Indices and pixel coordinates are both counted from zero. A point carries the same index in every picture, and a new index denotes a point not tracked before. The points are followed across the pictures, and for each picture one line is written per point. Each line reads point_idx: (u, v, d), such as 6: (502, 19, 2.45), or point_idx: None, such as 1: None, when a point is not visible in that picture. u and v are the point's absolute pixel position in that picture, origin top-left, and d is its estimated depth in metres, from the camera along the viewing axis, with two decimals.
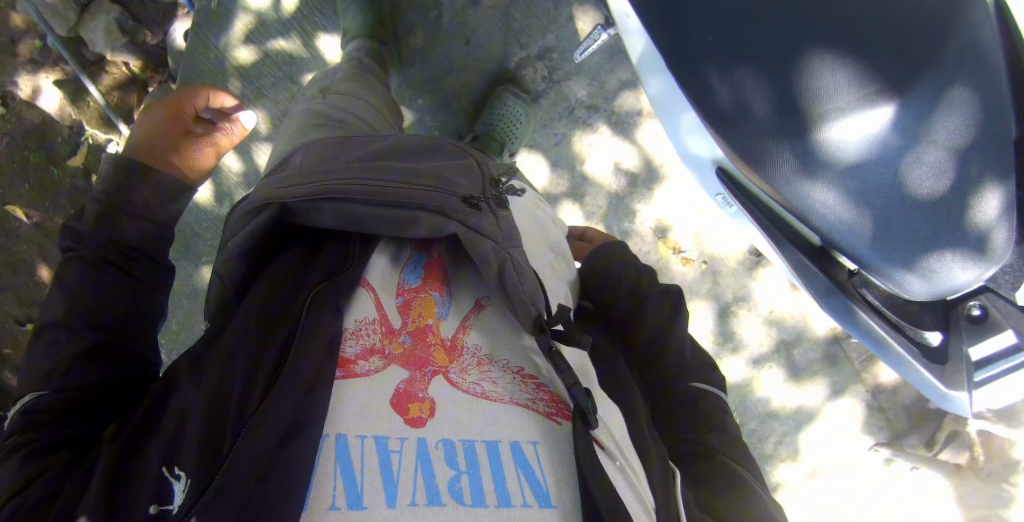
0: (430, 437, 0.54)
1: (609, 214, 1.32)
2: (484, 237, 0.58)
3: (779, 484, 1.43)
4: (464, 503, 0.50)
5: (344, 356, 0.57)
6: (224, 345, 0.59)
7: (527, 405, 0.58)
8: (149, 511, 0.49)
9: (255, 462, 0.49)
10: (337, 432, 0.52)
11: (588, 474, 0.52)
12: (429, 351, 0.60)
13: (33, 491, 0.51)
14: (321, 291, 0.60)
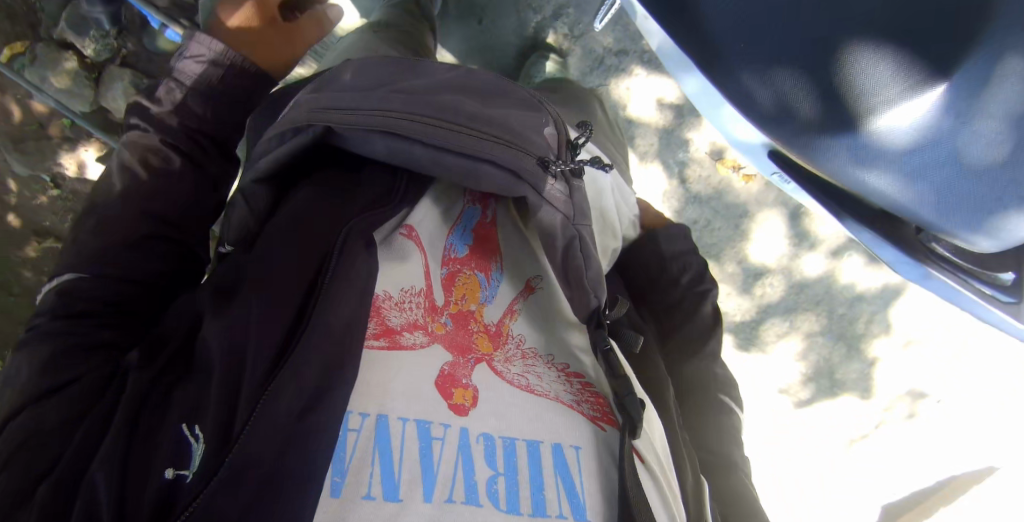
0: (472, 427, 0.52)
1: (662, 148, 1.28)
2: (557, 208, 0.58)
3: (875, 361, 1.46)
4: (500, 507, 0.48)
5: (389, 326, 0.55)
6: (248, 291, 0.53)
7: (573, 405, 0.57)
8: (165, 477, 0.44)
9: (277, 436, 0.45)
10: (378, 412, 0.49)
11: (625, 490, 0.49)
12: (471, 338, 0.60)
13: (56, 406, 0.53)
14: (348, 230, 0.55)
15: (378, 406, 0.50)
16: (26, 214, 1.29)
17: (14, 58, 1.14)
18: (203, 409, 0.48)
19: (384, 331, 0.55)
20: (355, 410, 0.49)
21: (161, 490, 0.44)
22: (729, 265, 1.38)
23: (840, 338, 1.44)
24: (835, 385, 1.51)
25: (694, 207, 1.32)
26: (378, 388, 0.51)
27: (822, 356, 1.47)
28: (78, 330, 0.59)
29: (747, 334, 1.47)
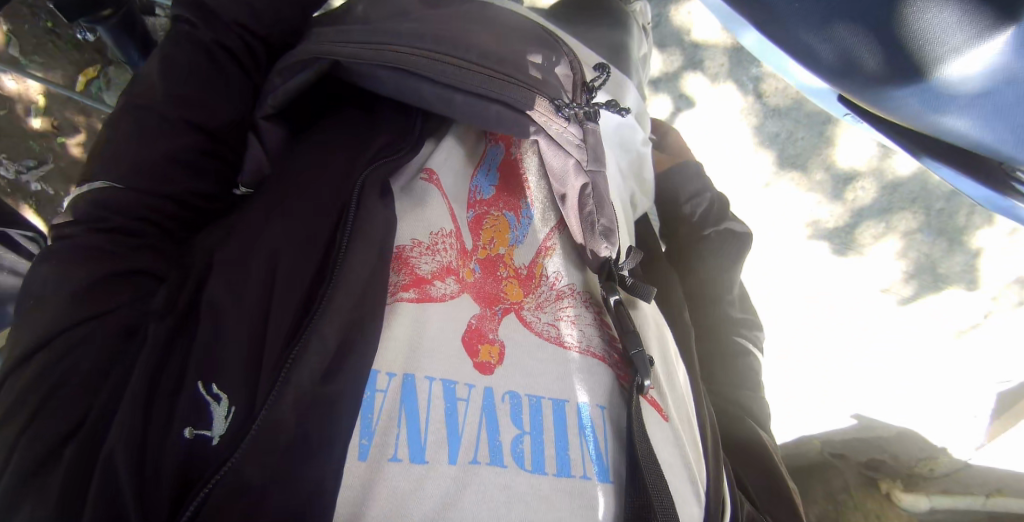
0: (497, 387, 0.50)
1: (734, 68, 1.16)
2: (568, 152, 0.53)
3: (980, 250, 1.21)
4: (524, 467, 0.47)
5: (419, 275, 0.53)
6: (266, 244, 0.51)
7: (601, 357, 0.55)
8: (184, 436, 0.45)
9: (298, 406, 0.43)
10: (404, 372, 0.48)
11: (641, 465, 0.47)
12: (500, 287, 0.56)
13: (90, 343, 0.51)
14: (365, 178, 0.52)
15: (404, 364, 0.48)
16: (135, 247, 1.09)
17: (90, 84, 1.02)
18: (222, 369, 0.47)
19: (413, 281, 0.52)
20: (382, 370, 0.47)
21: (183, 449, 0.44)
22: (815, 173, 1.21)
23: (940, 233, 1.21)
24: (938, 279, 1.26)
25: (774, 120, 1.18)
26: (403, 346, 0.49)
27: (921, 255, 1.24)
28: (113, 253, 0.55)
29: (841, 238, 1.26)
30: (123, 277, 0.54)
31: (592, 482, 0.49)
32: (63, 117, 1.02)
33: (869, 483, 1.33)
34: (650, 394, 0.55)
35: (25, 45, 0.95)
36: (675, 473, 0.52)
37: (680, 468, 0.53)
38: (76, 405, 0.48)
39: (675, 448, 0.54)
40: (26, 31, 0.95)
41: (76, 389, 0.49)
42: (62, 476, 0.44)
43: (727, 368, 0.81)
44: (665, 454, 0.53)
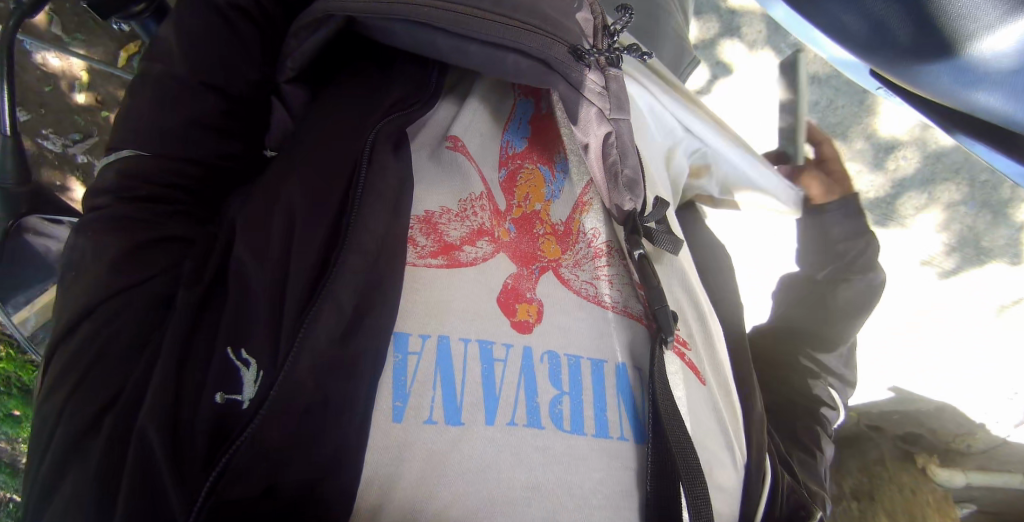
0: (535, 347, 0.49)
1: (772, 34, 1.11)
2: (589, 100, 0.50)
3: None
4: (562, 428, 0.46)
5: (447, 242, 0.52)
6: (281, 203, 0.51)
7: (637, 317, 0.53)
8: (216, 400, 0.46)
9: (315, 366, 0.43)
10: (439, 333, 0.47)
11: (668, 432, 0.45)
12: (536, 244, 0.54)
13: (127, 310, 0.52)
14: (377, 131, 0.51)
15: (438, 326, 0.48)
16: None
17: (131, 60, 1.01)
18: (250, 333, 0.48)
19: (441, 249, 0.51)
20: (415, 333, 0.47)
21: (214, 413, 0.46)
22: (856, 142, 1.16)
23: (984, 205, 1.15)
24: (982, 253, 1.18)
25: (815, 87, 1.14)
26: (434, 307, 0.48)
27: (964, 227, 1.17)
28: (140, 220, 0.55)
29: (882, 210, 1.19)
30: (159, 242, 0.55)
31: (629, 443, 0.48)
32: (106, 91, 1.02)
33: (903, 457, 1.20)
34: (687, 356, 0.53)
35: (67, 23, 0.96)
36: (711, 439, 0.51)
37: (717, 434, 0.52)
38: (118, 373, 0.49)
39: (711, 412, 0.53)
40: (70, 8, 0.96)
41: (117, 356, 0.50)
42: (106, 440, 0.46)
43: (799, 394, 0.80)
44: (702, 420, 0.51)
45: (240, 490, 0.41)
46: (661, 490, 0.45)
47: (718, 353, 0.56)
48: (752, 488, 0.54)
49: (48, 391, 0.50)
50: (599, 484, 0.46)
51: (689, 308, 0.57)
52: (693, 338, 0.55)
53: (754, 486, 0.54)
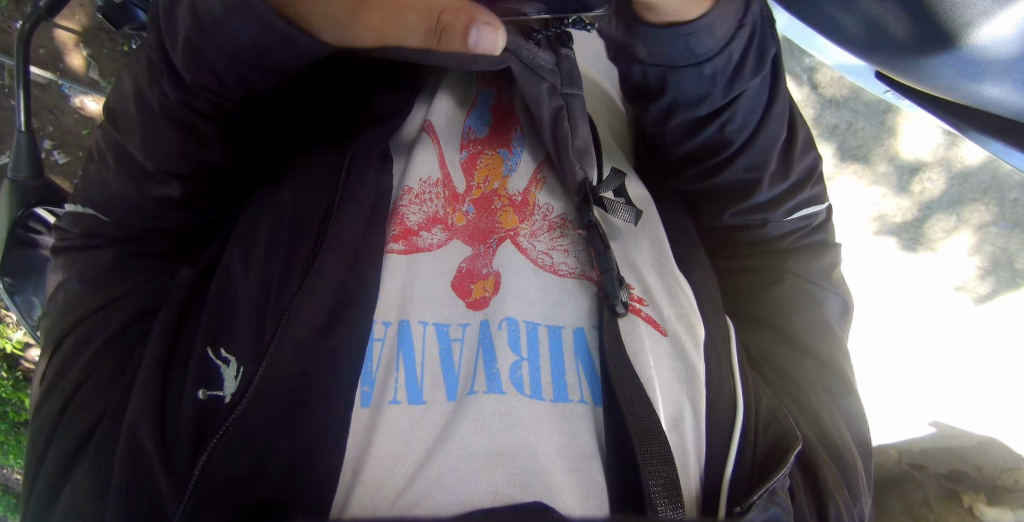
0: (492, 317, 0.52)
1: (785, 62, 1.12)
2: (541, 76, 0.53)
3: None
4: (523, 392, 0.49)
5: (407, 226, 0.55)
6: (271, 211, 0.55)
7: (582, 273, 0.55)
8: (198, 397, 0.48)
9: (299, 352, 0.46)
10: (399, 319, 0.51)
11: (619, 389, 0.46)
12: (493, 218, 0.57)
13: (106, 329, 0.59)
14: (357, 146, 0.55)
15: (398, 312, 0.51)
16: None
17: None
18: (232, 335, 0.50)
19: (401, 233, 0.54)
20: (378, 320, 0.50)
21: (197, 408, 0.47)
22: (878, 166, 1.15)
23: (1016, 225, 1.12)
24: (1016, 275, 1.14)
25: (832, 111, 1.13)
26: (396, 297, 0.52)
27: (997, 249, 1.14)
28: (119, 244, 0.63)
29: (910, 233, 1.16)
30: (139, 257, 0.63)
31: (589, 407, 0.49)
32: None
33: (949, 496, 0.94)
34: (643, 311, 0.53)
35: (104, 68, 1.02)
36: (670, 382, 0.50)
37: (676, 383, 0.50)
38: (106, 378, 0.57)
39: (676, 366, 0.50)
40: (107, 55, 1.02)
41: (105, 348, 0.59)
42: (99, 435, 0.53)
43: (824, 426, 0.60)
44: (664, 368, 0.50)
45: (229, 469, 0.43)
46: (614, 454, 0.47)
47: (681, 296, 0.54)
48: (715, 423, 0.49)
49: (52, 381, 0.60)
50: (561, 449, 0.47)
51: (651, 259, 0.56)
52: (650, 292, 0.54)
53: (715, 419, 0.49)
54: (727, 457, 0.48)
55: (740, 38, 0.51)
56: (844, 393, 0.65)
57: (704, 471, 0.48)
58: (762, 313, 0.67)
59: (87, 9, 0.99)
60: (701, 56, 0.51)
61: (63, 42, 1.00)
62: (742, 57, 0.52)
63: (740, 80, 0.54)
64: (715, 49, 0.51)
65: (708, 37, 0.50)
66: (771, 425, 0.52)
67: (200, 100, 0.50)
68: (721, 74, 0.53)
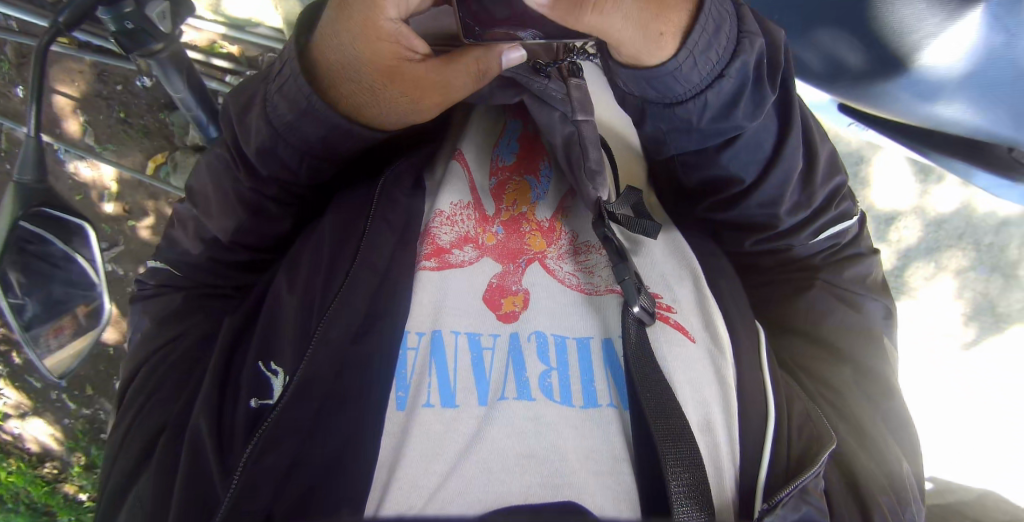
0: (522, 331, 0.53)
1: None
2: (554, 106, 0.54)
3: None
4: (553, 399, 0.50)
5: (439, 245, 0.55)
6: (311, 241, 0.58)
7: (610, 287, 0.54)
8: (251, 405, 0.50)
9: (335, 360, 0.49)
10: (431, 329, 0.52)
11: (643, 394, 0.46)
12: (523, 240, 0.57)
13: (169, 357, 0.65)
14: (395, 170, 0.56)
15: (431, 322, 0.52)
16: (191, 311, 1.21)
17: (159, 169, 1.13)
18: (277, 350, 0.53)
19: (434, 251, 0.55)
20: (412, 330, 0.52)
21: (250, 415, 0.50)
22: None
23: (994, 269, 1.14)
24: (1000, 319, 1.16)
25: None
26: (427, 308, 0.53)
27: (977, 294, 1.15)
28: (191, 295, 0.68)
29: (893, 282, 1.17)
30: (205, 298, 0.68)
31: (617, 410, 0.50)
32: (133, 201, 1.18)
33: None
34: (670, 317, 0.53)
35: (99, 133, 1.11)
36: (702, 388, 0.50)
37: (711, 382, 0.51)
38: (169, 394, 0.62)
39: (706, 368, 0.51)
40: (102, 121, 1.11)
41: (170, 371, 0.64)
42: (162, 447, 0.56)
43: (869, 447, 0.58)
44: (690, 372, 0.51)
45: (268, 461, 0.45)
46: (643, 454, 0.47)
47: (710, 308, 0.54)
48: (749, 413, 0.50)
49: (120, 416, 0.65)
50: (592, 452, 0.48)
51: (676, 268, 0.57)
52: (678, 302, 0.55)
53: (748, 415, 0.50)
54: (760, 463, 0.48)
55: (728, 78, 0.45)
56: (883, 395, 0.62)
57: (741, 465, 0.48)
58: (801, 325, 0.64)
59: (85, 78, 1.09)
60: (683, 91, 0.46)
61: (61, 109, 1.10)
62: (732, 98, 0.46)
63: (729, 118, 0.48)
64: (698, 88, 0.45)
65: (687, 79, 0.45)
66: (806, 422, 0.52)
67: (272, 187, 0.59)
68: (705, 114, 0.47)
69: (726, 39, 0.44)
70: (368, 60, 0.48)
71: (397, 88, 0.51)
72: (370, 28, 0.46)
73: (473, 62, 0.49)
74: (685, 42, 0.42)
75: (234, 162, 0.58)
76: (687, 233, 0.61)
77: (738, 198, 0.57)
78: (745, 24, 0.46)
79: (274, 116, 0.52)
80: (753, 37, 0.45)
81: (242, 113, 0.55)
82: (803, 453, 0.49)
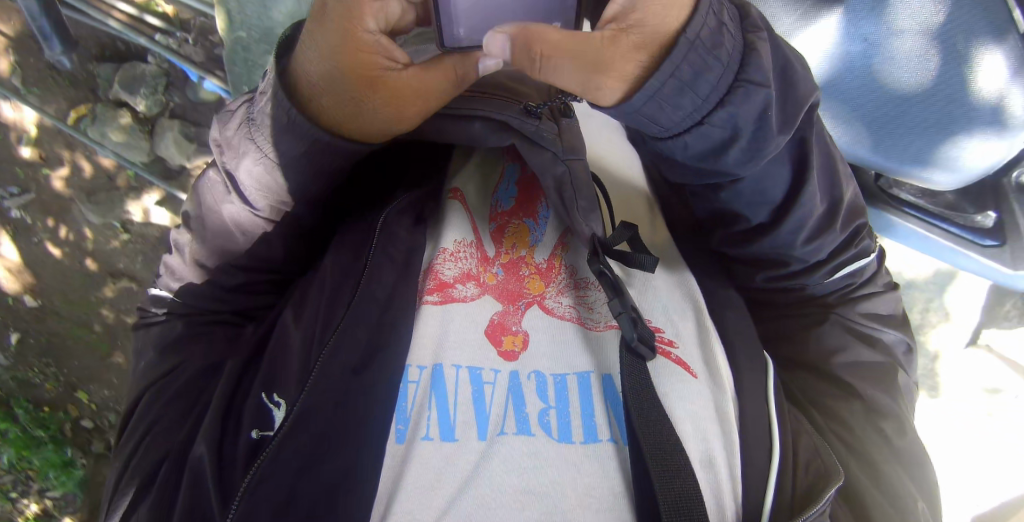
0: (522, 368, 0.53)
1: None
2: (544, 146, 0.54)
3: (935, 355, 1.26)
4: (551, 436, 0.50)
5: (442, 280, 0.56)
6: (317, 278, 0.59)
7: (608, 323, 0.55)
8: (252, 436, 0.50)
9: (334, 390, 0.50)
10: (433, 363, 0.53)
11: (638, 428, 0.47)
12: (522, 283, 0.57)
13: (170, 389, 0.65)
14: (397, 205, 0.58)
15: (433, 356, 0.53)
16: (102, 258, 1.36)
17: (80, 119, 1.21)
18: (279, 380, 0.54)
19: (437, 285, 0.56)
20: (414, 364, 0.52)
21: (249, 447, 0.50)
22: None
23: None
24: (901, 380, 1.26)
25: None
26: (430, 341, 0.54)
27: None
28: (195, 321, 0.70)
29: None
30: (203, 325, 0.69)
31: (617, 446, 0.50)
32: (50, 150, 1.27)
33: None
34: (673, 353, 0.53)
35: (27, 77, 1.18)
36: (705, 424, 0.50)
37: (714, 420, 0.50)
38: (171, 424, 0.62)
39: (707, 404, 0.51)
40: (31, 65, 1.18)
41: (171, 402, 0.64)
42: (163, 477, 0.55)
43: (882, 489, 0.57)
44: (692, 407, 0.51)
45: (267, 489, 0.46)
46: (642, 491, 0.47)
47: (712, 345, 0.54)
48: (752, 456, 0.49)
49: (122, 446, 0.65)
50: (592, 489, 0.48)
51: (678, 301, 0.57)
52: (680, 336, 0.55)
53: (751, 454, 0.50)
54: (763, 506, 0.48)
55: (709, 125, 0.44)
56: (898, 433, 0.61)
57: (744, 506, 0.48)
58: (811, 357, 0.64)
59: (19, 18, 1.15)
60: (663, 131, 0.45)
61: None
62: (716, 141, 0.46)
63: (717, 160, 0.48)
64: (676, 129, 0.44)
65: (665, 122, 0.43)
66: (812, 461, 0.52)
67: (261, 206, 0.60)
68: (688, 153, 0.47)
69: (715, 82, 0.42)
70: (348, 71, 0.48)
71: (378, 100, 0.50)
72: (352, 39, 0.47)
73: (450, 67, 0.50)
74: (650, 88, 0.40)
75: (224, 183, 0.61)
76: (691, 267, 0.61)
77: (758, 234, 0.57)
78: (749, 70, 0.43)
79: (260, 136, 0.56)
80: (751, 86, 0.43)
81: (233, 136, 0.58)
82: (807, 495, 0.49)
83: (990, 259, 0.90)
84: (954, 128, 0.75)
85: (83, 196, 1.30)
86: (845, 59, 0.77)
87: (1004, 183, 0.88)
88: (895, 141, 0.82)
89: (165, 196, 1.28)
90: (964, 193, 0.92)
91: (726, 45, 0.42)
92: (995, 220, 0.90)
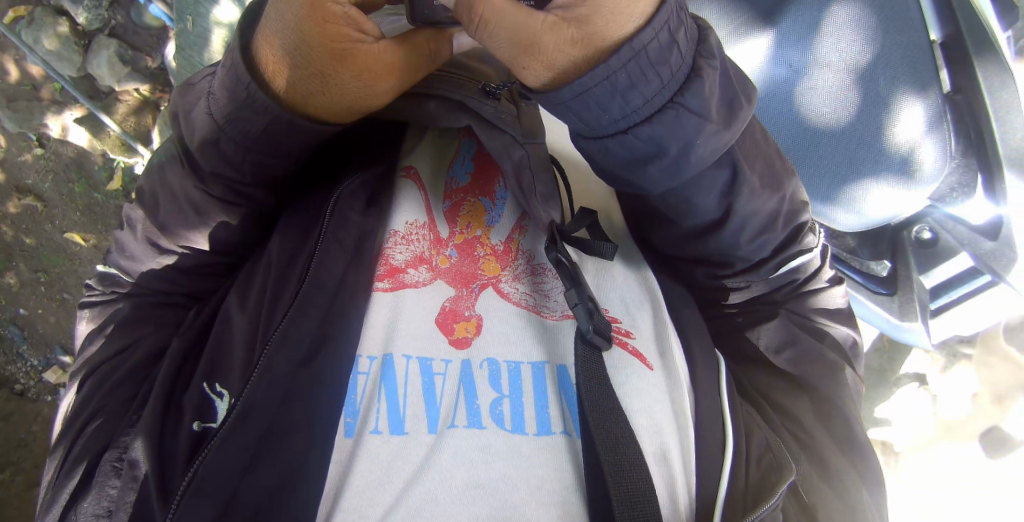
0: (474, 357, 0.52)
1: None
2: (502, 129, 0.51)
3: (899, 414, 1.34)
4: (503, 427, 0.49)
5: (394, 265, 0.55)
6: (263, 262, 0.57)
7: (564, 313, 0.54)
8: (194, 428, 0.50)
9: (278, 385, 0.47)
10: (383, 354, 0.51)
11: (592, 418, 0.46)
12: (476, 264, 0.56)
13: (114, 374, 0.62)
14: (347, 186, 0.54)
15: (383, 347, 0.51)
16: (11, 169, 1.28)
17: (17, 21, 1.17)
18: (224, 370, 0.52)
19: (388, 271, 0.54)
20: (363, 355, 0.51)
21: (191, 439, 0.50)
22: None
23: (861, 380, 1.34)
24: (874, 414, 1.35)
25: None
26: (381, 332, 0.52)
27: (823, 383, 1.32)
28: (143, 306, 0.68)
29: None
30: (155, 306, 0.68)
31: (568, 438, 0.50)
32: None
33: None
34: (629, 343, 0.53)
35: None
36: (658, 416, 0.50)
37: (665, 413, 0.51)
38: (115, 411, 0.59)
39: (659, 397, 0.51)
40: None
41: (115, 389, 0.61)
42: (104, 468, 0.54)
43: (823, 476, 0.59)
44: (646, 400, 0.51)
45: (210, 490, 0.44)
46: (592, 485, 0.47)
47: (666, 338, 0.54)
48: (705, 450, 0.49)
49: (66, 427, 0.63)
50: (544, 482, 0.48)
51: (635, 293, 0.57)
52: (637, 327, 0.55)
53: (703, 449, 0.50)
54: (713, 502, 0.48)
55: (632, 137, 0.41)
56: (844, 423, 0.62)
57: (695, 499, 0.48)
58: (760, 351, 0.64)
59: None
60: (593, 127, 0.41)
61: None
62: (638, 157, 0.42)
63: (636, 174, 0.44)
64: (601, 133, 0.41)
65: (593, 117, 0.40)
66: (764, 455, 0.52)
67: (215, 186, 0.56)
68: (610, 159, 0.43)
69: (657, 85, 0.39)
70: (315, 40, 0.44)
71: (349, 73, 0.46)
72: (317, 10, 0.43)
73: (423, 42, 0.48)
74: (578, 85, 0.38)
75: (182, 163, 0.56)
76: (649, 260, 0.60)
77: (704, 233, 0.54)
78: (688, 96, 0.40)
79: (220, 111, 0.51)
80: (683, 111, 0.40)
81: (188, 113, 0.54)
82: (757, 488, 0.49)
83: (878, 305, 1.00)
84: (865, 169, 0.76)
85: (3, 102, 1.22)
86: (776, 82, 0.78)
87: (902, 236, 0.97)
88: (812, 171, 0.79)
89: (87, 113, 1.24)
90: (863, 239, 1.01)
91: (671, 64, 0.39)
92: (889, 270, 0.99)
